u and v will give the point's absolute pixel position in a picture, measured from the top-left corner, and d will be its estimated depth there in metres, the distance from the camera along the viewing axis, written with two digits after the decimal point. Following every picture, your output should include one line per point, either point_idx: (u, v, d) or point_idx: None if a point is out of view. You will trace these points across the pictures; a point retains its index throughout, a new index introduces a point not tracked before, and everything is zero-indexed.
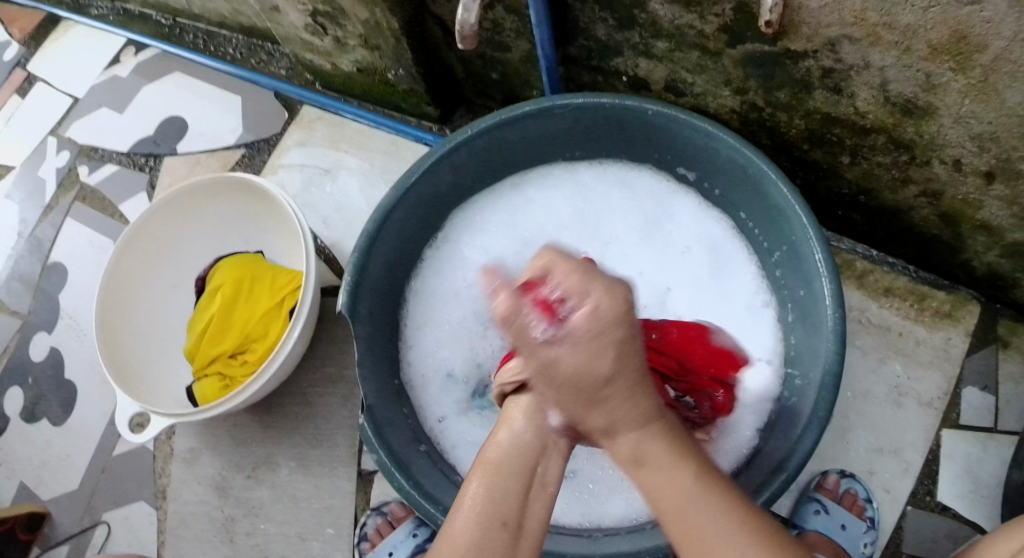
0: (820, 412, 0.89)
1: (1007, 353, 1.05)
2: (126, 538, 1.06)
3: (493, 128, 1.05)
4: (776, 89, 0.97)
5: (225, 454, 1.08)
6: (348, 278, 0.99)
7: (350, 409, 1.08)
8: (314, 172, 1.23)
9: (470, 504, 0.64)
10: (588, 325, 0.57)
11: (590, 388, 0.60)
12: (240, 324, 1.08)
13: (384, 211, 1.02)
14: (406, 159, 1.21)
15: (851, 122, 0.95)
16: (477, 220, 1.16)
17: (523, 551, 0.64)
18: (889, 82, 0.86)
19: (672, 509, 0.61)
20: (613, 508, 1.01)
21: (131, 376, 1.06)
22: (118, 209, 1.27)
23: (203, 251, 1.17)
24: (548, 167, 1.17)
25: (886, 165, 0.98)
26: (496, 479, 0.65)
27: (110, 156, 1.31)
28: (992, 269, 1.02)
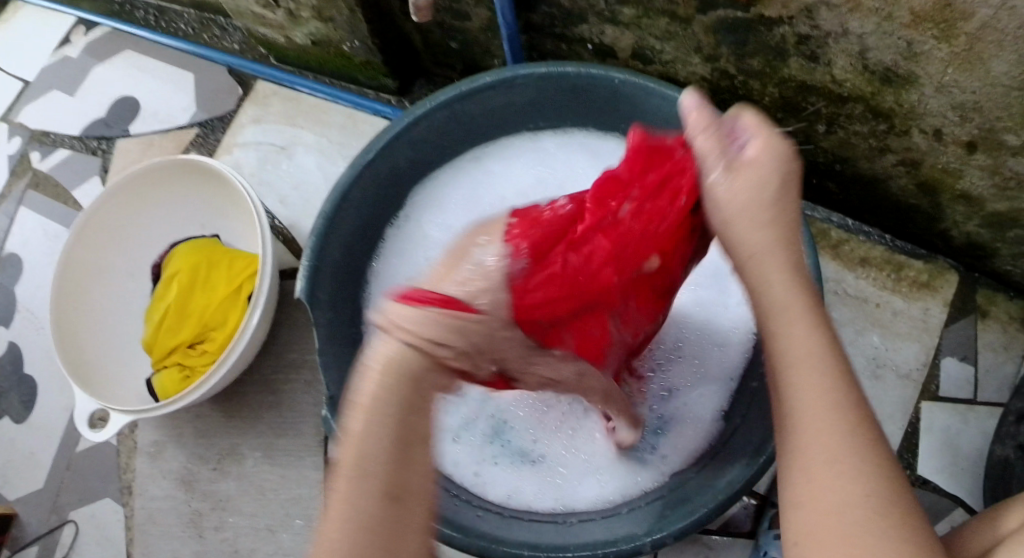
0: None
1: (986, 323, 1.03)
2: (93, 536, 1.04)
3: (453, 102, 1.01)
4: (749, 57, 0.91)
5: (189, 446, 1.06)
6: (306, 262, 0.95)
7: (314, 396, 1.06)
8: (269, 150, 1.18)
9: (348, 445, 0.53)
10: (758, 159, 0.62)
11: (753, 212, 0.62)
12: (197, 313, 1.04)
13: (342, 192, 0.97)
14: (364, 134, 1.16)
15: (828, 90, 0.90)
16: (439, 194, 1.12)
17: (408, 516, 0.53)
18: (869, 50, 0.81)
19: (804, 388, 0.57)
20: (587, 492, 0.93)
21: (88, 371, 1.02)
22: (71, 194, 1.21)
23: (156, 236, 1.12)
24: (511, 137, 1.12)
25: (863, 134, 0.94)
26: (370, 424, 0.53)
27: (62, 140, 1.25)
28: (971, 238, 1.00)
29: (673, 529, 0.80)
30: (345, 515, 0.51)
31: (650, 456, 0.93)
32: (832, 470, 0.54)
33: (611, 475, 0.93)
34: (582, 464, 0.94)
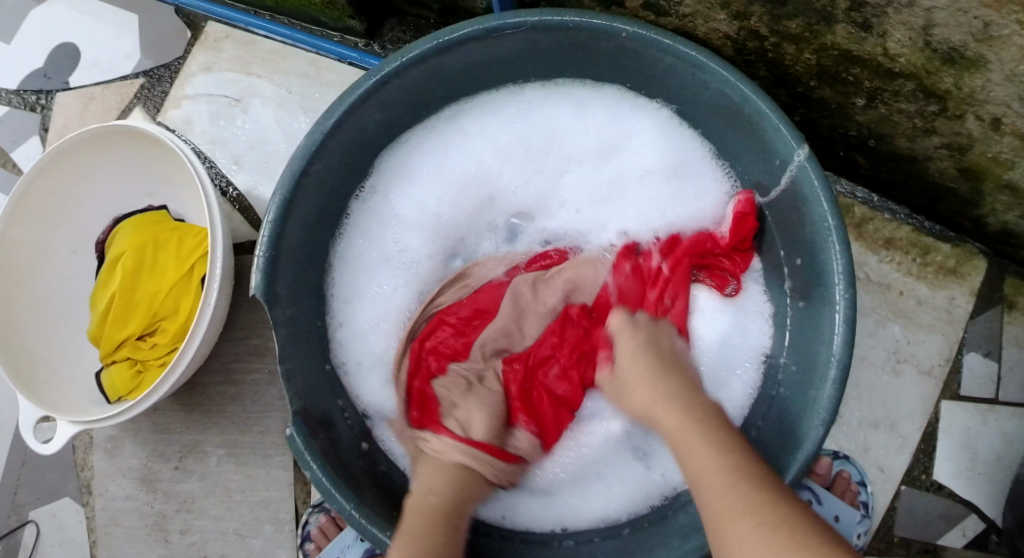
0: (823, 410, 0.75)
1: (1012, 315, 0.94)
2: (55, 538, 0.98)
3: (431, 56, 0.83)
4: (786, 18, 0.76)
5: (149, 442, 0.97)
6: (261, 251, 0.81)
7: (279, 387, 0.96)
8: (223, 103, 1.02)
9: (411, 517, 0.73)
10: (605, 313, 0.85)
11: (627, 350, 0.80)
12: (146, 301, 0.92)
13: (301, 167, 0.82)
14: (327, 85, 1.00)
15: (875, 63, 0.76)
16: (410, 159, 0.94)
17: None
18: (934, 26, 0.68)
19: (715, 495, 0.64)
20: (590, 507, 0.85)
21: (33, 370, 0.91)
22: (9, 156, 1.06)
23: (98, 209, 0.98)
24: (493, 91, 0.93)
25: (908, 113, 0.80)
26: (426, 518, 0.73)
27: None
28: (1007, 227, 0.88)
29: None
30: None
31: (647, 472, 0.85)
32: (747, 526, 0.61)
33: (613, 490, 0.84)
34: (588, 474, 0.86)
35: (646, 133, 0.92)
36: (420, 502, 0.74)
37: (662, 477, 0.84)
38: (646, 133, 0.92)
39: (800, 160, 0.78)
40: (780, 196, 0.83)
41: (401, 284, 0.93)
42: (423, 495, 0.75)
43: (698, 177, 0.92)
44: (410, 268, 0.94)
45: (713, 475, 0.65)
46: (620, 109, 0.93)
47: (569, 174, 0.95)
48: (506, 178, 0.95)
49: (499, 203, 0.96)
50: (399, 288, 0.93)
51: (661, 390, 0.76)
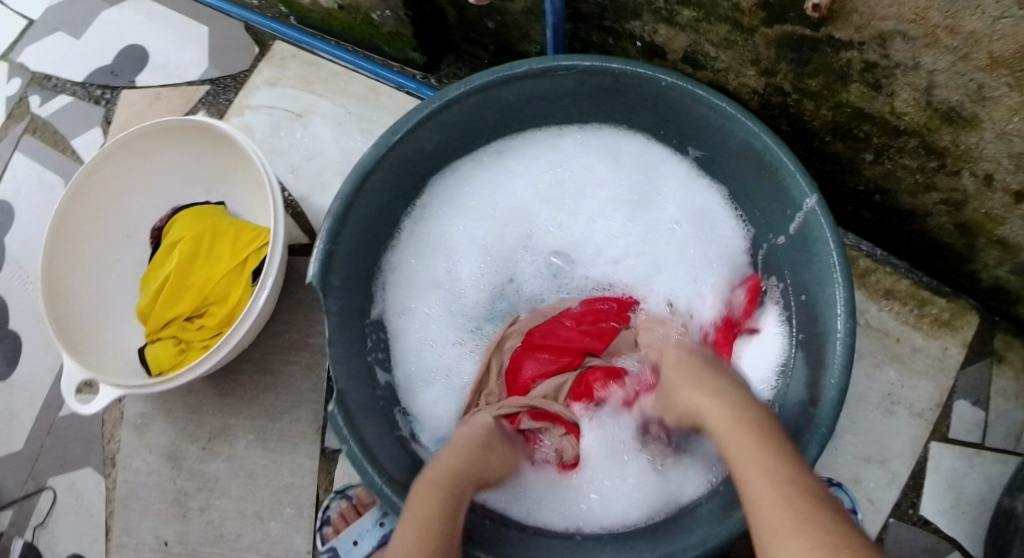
0: (822, 427, 0.81)
1: (1001, 368, 1.00)
2: (73, 506, 1.01)
3: (486, 87, 0.92)
4: (808, 76, 0.85)
5: (180, 422, 1.01)
6: (320, 245, 0.88)
7: (313, 380, 1.01)
8: (284, 116, 1.10)
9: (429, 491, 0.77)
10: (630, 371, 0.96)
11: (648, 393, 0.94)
12: (198, 285, 0.98)
13: (363, 174, 0.90)
14: (383, 108, 1.08)
15: (884, 121, 0.85)
16: (459, 189, 1.03)
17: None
18: (936, 87, 0.77)
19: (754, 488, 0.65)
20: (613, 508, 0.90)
21: (79, 338, 0.97)
22: (69, 143, 1.14)
23: (157, 198, 1.05)
24: (538, 130, 1.03)
25: (911, 168, 0.88)
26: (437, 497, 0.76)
27: (64, 86, 1.17)
28: (998, 283, 0.95)
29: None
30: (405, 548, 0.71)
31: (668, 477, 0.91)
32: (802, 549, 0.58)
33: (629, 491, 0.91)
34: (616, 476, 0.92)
35: (673, 181, 1.02)
36: (431, 479, 0.78)
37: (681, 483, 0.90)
38: (673, 181, 1.02)
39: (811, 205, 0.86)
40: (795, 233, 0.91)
41: (449, 310, 1.01)
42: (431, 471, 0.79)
43: (722, 232, 1.01)
44: (456, 295, 1.02)
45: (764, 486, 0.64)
46: (649, 157, 1.02)
47: (603, 221, 1.04)
48: (546, 221, 1.04)
49: (538, 246, 1.04)
50: (447, 313, 1.01)
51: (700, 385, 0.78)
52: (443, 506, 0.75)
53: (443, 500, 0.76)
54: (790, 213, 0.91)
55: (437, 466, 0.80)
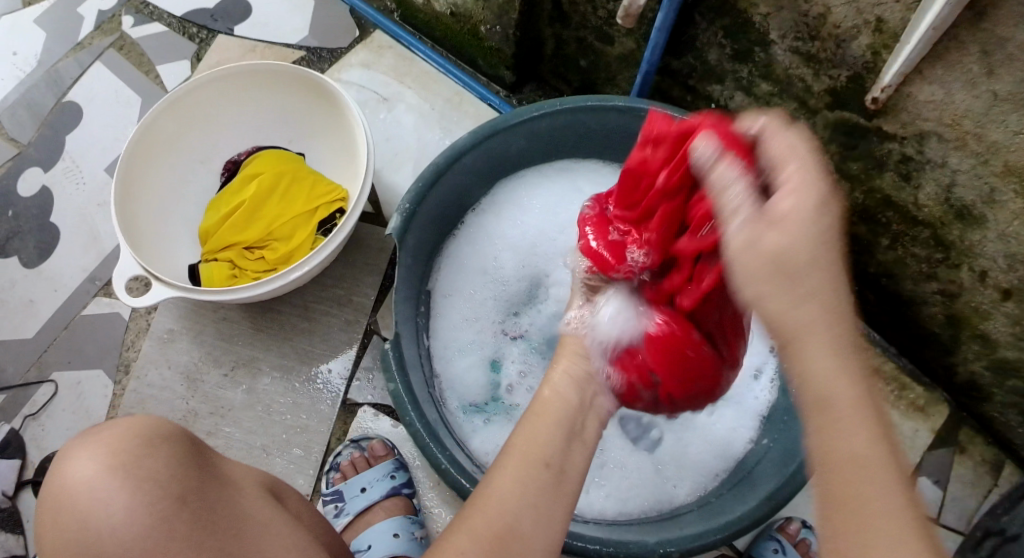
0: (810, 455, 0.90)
1: (961, 457, 1.12)
2: (71, 404, 0.98)
3: (578, 109, 1.03)
4: (851, 160, 1.02)
5: (207, 345, 1.02)
6: (406, 202, 0.96)
7: (350, 335, 1.04)
8: (371, 97, 1.20)
9: (534, 426, 0.69)
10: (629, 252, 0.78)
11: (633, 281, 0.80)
12: (266, 219, 1.03)
13: (456, 152, 0.99)
14: (465, 114, 1.20)
15: (906, 210, 1.01)
16: (526, 194, 1.12)
17: (559, 499, 0.64)
18: (955, 186, 0.94)
19: (853, 486, 0.53)
20: (610, 499, 1.01)
21: (140, 239, 1.00)
22: (154, 68, 1.19)
23: (242, 137, 1.11)
24: (603, 162, 1.14)
25: (918, 258, 1.04)
26: (541, 428, 0.69)
27: (160, 15, 1.22)
28: (972, 377, 1.10)
29: (683, 546, 0.86)
30: (508, 489, 0.64)
31: (667, 484, 1.02)
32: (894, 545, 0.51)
33: (634, 487, 1.02)
34: (619, 474, 1.03)
35: None
36: (540, 413, 0.71)
37: (677, 490, 1.01)
38: None
39: None
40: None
41: (491, 299, 1.07)
42: (548, 397, 0.73)
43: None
44: (497, 286, 1.08)
45: (862, 468, 0.53)
46: None
47: None
48: None
49: None
50: (489, 302, 1.07)
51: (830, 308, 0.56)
52: (545, 433, 0.68)
53: (540, 424, 0.69)
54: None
55: (543, 397, 0.73)
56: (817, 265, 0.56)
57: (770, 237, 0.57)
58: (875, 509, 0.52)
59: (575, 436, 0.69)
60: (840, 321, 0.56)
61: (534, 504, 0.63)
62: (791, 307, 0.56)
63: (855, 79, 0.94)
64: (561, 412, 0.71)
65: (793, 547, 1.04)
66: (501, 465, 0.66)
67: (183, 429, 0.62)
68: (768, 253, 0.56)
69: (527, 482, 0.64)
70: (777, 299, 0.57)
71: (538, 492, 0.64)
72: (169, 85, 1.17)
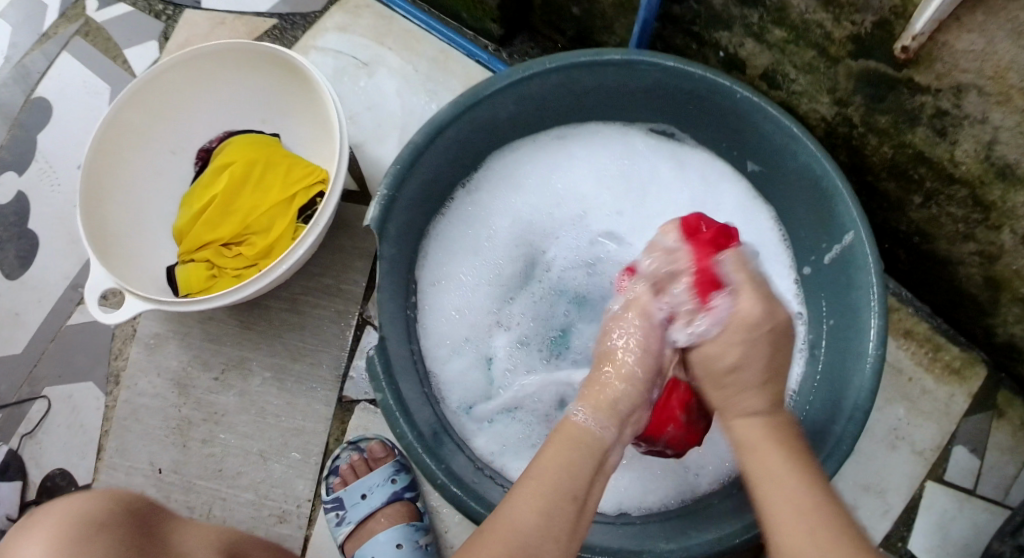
0: (844, 446, 0.85)
1: (1000, 422, 1.04)
2: (66, 418, 0.97)
3: (571, 67, 0.92)
4: (879, 112, 0.90)
5: (194, 348, 0.99)
6: (384, 190, 0.88)
7: (341, 328, 1.00)
8: (349, 64, 1.09)
9: (560, 453, 0.66)
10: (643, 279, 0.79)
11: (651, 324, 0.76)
12: (241, 212, 0.96)
13: (437, 128, 0.90)
14: (451, 74, 1.08)
15: (940, 167, 0.89)
16: (518, 167, 1.04)
17: (576, 534, 0.64)
18: (997, 143, 0.82)
19: (777, 518, 0.62)
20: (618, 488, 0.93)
21: (113, 246, 0.95)
22: (122, 53, 1.11)
23: (213, 122, 1.04)
24: (601, 123, 1.05)
25: (954, 217, 0.93)
26: (567, 456, 0.66)
27: None
28: (1012, 339, 1.00)
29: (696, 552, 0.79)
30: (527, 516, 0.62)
31: (686, 469, 0.92)
32: None
33: (646, 477, 0.92)
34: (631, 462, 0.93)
35: (732, 199, 1.05)
36: (567, 438, 0.68)
37: (697, 477, 0.92)
38: (732, 199, 1.05)
39: (844, 245, 0.92)
40: (831, 262, 0.96)
41: (485, 284, 1.01)
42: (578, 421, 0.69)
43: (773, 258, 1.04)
44: (492, 267, 1.02)
45: (786, 509, 0.62)
46: (713, 168, 1.05)
47: (659, 217, 1.05)
48: (597, 209, 1.05)
49: (589, 227, 1.05)
50: (483, 287, 1.01)
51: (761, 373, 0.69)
52: (570, 461, 0.66)
53: (573, 454, 0.66)
54: (828, 246, 0.96)
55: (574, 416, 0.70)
56: (751, 360, 0.69)
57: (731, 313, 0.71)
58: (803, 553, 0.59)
59: (601, 472, 0.68)
60: (774, 402, 0.69)
61: (553, 539, 0.62)
62: (729, 397, 0.70)
63: (881, 25, 0.80)
64: (592, 442, 0.68)
65: None
66: (520, 490, 0.64)
67: (127, 508, 0.65)
68: (718, 353, 0.71)
69: (552, 514, 0.63)
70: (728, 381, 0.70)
71: (559, 528, 0.62)
72: (138, 71, 1.09)
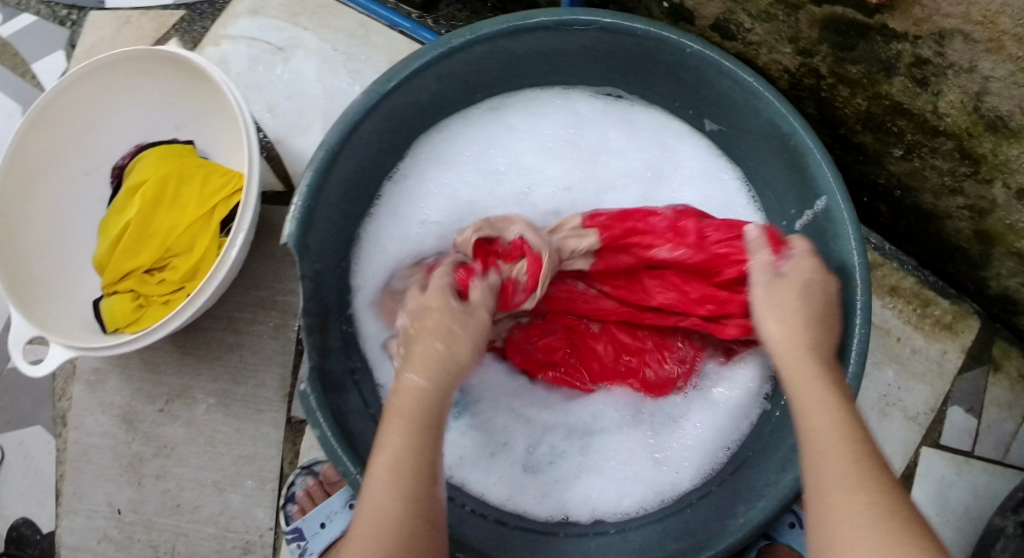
0: None
1: (996, 376, 0.97)
2: (20, 465, 0.94)
3: (497, 37, 0.84)
4: (849, 63, 0.79)
5: (135, 381, 0.94)
6: (299, 201, 0.80)
7: (282, 342, 0.94)
8: (264, 49, 1.00)
9: (400, 436, 0.62)
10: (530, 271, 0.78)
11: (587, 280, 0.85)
12: (160, 235, 0.90)
13: (352, 122, 0.82)
14: (375, 48, 0.99)
15: (922, 119, 0.79)
16: (450, 147, 0.95)
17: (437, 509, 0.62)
18: (987, 94, 0.72)
19: (819, 455, 0.57)
20: (591, 497, 0.86)
21: (34, 289, 0.88)
22: (30, 68, 1.02)
23: (122, 135, 0.95)
24: (539, 89, 0.96)
25: (940, 170, 0.83)
26: (410, 435, 0.62)
27: (28, 4, 1.03)
28: (1006, 293, 0.92)
29: None
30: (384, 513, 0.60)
31: (663, 468, 0.86)
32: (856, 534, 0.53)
33: (621, 482, 0.86)
34: (603, 468, 0.87)
35: (693, 162, 0.95)
36: (403, 406, 0.64)
37: (676, 475, 0.86)
38: (693, 162, 0.95)
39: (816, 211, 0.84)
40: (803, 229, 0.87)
41: None
42: (409, 381, 0.65)
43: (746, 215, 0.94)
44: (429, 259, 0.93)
45: (830, 438, 0.57)
46: (669, 129, 0.95)
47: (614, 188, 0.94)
48: (544, 184, 0.95)
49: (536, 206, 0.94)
50: None
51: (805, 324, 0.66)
52: (415, 442, 0.62)
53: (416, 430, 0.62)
54: (796, 212, 0.88)
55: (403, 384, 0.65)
56: (810, 300, 0.67)
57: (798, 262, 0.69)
58: (836, 506, 0.54)
59: (442, 430, 0.64)
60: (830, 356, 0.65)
61: (424, 520, 0.61)
62: (782, 341, 0.65)
63: None
64: (428, 399, 0.64)
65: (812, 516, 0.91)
66: (371, 485, 0.61)
67: None
68: (788, 294, 0.67)
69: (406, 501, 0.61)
70: (776, 326, 0.66)
71: (421, 511, 0.61)
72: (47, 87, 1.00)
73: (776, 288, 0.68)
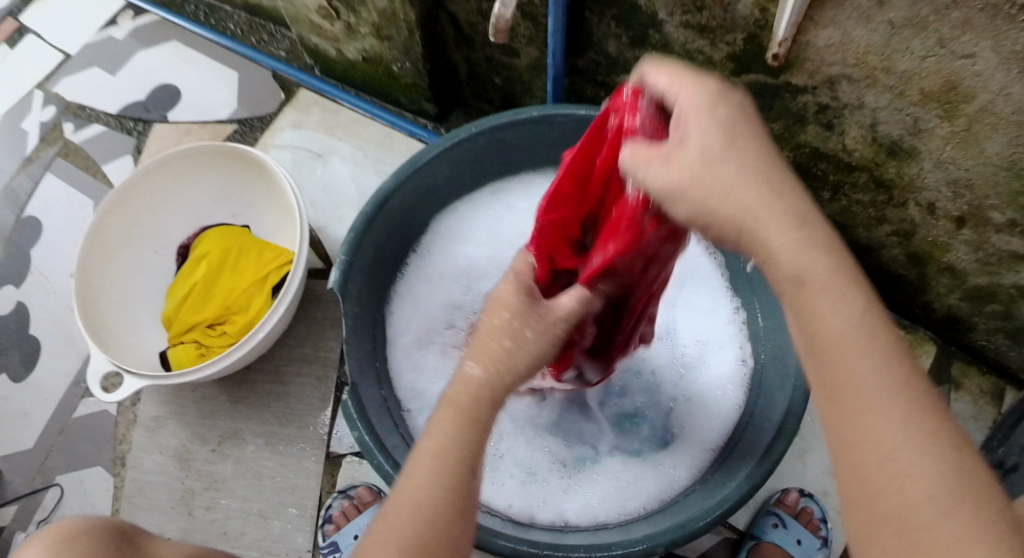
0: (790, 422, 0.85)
1: (959, 393, 1.12)
2: (78, 503, 1.04)
3: (494, 129, 1.05)
4: (770, 120, 1.01)
5: (191, 425, 1.06)
6: (342, 256, 0.98)
7: (321, 391, 1.07)
8: (306, 155, 1.24)
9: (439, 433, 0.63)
10: None
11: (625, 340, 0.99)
12: (222, 295, 1.07)
13: (383, 197, 1.01)
14: (397, 152, 1.23)
15: (838, 158, 1.00)
16: (464, 222, 1.15)
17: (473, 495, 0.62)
18: (879, 124, 0.91)
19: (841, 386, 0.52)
20: (590, 498, 0.97)
21: (105, 335, 1.04)
22: (100, 168, 1.25)
23: (189, 220, 1.16)
24: (531, 172, 1.16)
25: (864, 203, 1.03)
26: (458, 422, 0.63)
27: (98, 116, 1.29)
28: (950, 311, 1.09)
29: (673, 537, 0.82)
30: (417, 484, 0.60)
31: (659, 466, 0.98)
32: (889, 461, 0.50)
33: (617, 483, 0.97)
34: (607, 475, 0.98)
35: None
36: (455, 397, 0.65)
37: (674, 471, 0.96)
38: None
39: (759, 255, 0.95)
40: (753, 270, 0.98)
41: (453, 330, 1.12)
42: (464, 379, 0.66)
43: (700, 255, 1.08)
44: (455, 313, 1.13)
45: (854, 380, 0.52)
46: None
47: None
48: None
49: None
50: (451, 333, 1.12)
51: (749, 170, 0.59)
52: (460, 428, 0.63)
53: (465, 421, 0.63)
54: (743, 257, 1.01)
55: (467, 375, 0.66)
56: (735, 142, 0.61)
57: (691, 131, 0.61)
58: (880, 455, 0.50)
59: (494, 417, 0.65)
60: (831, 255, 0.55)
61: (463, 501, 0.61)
62: (729, 192, 0.59)
63: (751, 40, 0.90)
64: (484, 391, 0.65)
65: (792, 518, 0.99)
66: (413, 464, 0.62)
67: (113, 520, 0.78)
68: (703, 175, 0.60)
69: (448, 496, 0.60)
70: (717, 181, 0.59)
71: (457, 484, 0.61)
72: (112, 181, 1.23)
73: (675, 159, 0.61)
